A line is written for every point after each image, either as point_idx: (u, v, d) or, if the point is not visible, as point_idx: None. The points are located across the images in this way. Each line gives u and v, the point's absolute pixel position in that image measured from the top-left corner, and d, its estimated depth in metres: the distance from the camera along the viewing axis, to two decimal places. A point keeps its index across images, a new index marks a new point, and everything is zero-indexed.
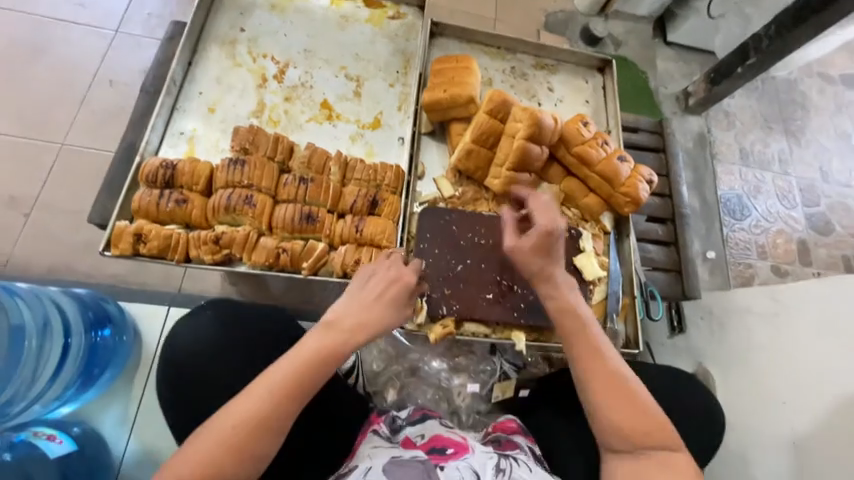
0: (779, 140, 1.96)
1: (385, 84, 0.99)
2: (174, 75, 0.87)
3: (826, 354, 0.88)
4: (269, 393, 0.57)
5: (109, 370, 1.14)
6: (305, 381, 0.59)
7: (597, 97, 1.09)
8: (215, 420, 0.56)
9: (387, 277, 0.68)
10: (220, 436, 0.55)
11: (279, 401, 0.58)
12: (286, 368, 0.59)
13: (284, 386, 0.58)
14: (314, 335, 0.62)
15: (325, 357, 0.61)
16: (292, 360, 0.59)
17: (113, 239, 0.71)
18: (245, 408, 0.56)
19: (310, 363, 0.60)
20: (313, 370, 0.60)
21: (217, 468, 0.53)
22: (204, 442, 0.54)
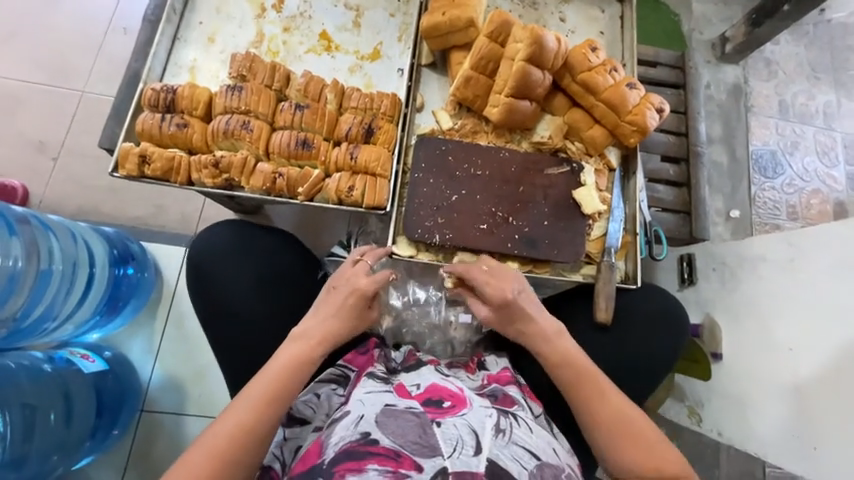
0: (827, 92, 1.77)
1: (385, 14, 0.95)
2: (174, 2, 0.87)
3: (840, 300, 0.83)
4: (247, 408, 0.62)
5: (132, 302, 1.23)
6: (285, 391, 0.65)
7: (613, 27, 1.01)
8: (208, 432, 0.60)
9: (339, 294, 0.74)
10: (211, 445, 0.59)
11: (262, 409, 0.63)
12: (266, 380, 0.64)
13: (261, 401, 0.63)
14: (287, 347, 0.69)
15: (299, 365, 0.67)
16: (265, 377, 0.65)
17: (120, 160, 0.75)
18: (228, 425, 0.61)
19: (289, 372, 0.66)
20: (284, 378, 0.65)
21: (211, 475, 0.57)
22: (198, 452, 0.59)
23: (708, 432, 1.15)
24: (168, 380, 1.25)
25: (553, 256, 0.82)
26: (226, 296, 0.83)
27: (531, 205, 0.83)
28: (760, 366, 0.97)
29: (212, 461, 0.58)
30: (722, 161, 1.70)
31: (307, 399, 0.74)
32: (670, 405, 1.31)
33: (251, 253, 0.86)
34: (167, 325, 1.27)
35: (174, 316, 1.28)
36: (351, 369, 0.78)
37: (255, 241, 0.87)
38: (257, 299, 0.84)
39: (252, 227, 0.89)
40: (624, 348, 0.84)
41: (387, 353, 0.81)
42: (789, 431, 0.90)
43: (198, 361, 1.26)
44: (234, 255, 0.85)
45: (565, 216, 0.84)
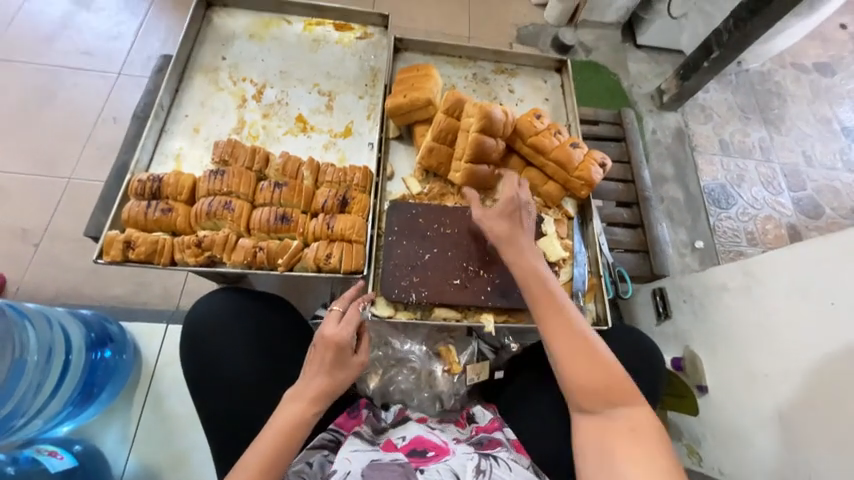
0: (758, 129, 1.99)
1: (355, 97, 1.07)
2: (162, 100, 0.97)
3: (797, 323, 0.88)
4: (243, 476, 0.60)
5: (108, 388, 1.18)
6: (282, 456, 0.63)
7: (555, 94, 1.16)
8: None
9: (322, 345, 0.71)
10: None
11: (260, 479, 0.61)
12: (261, 447, 0.63)
13: (257, 469, 0.61)
14: (281, 410, 0.68)
15: (294, 427, 0.66)
16: (263, 442, 0.63)
17: (104, 247, 0.78)
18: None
19: (283, 436, 0.64)
20: (281, 438, 0.64)
21: None
22: None
23: (709, 472, 1.12)
24: (143, 470, 1.17)
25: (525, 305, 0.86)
26: (219, 365, 0.83)
27: (499, 258, 0.89)
28: (745, 396, 0.99)
29: None
30: (678, 197, 1.84)
31: (298, 469, 0.69)
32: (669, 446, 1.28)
33: (243, 320, 0.86)
34: (144, 409, 1.22)
35: (153, 397, 1.23)
36: (343, 433, 0.76)
37: (246, 308, 0.87)
38: (249, 367, 0.83)
39: (243, 293, 0.89)
40: None
41: (377, 412, 0.81)
42: (783, 463, 0.89)
43: (177, 446, 1.19)
44: (226, 324, 0.85)
45: None
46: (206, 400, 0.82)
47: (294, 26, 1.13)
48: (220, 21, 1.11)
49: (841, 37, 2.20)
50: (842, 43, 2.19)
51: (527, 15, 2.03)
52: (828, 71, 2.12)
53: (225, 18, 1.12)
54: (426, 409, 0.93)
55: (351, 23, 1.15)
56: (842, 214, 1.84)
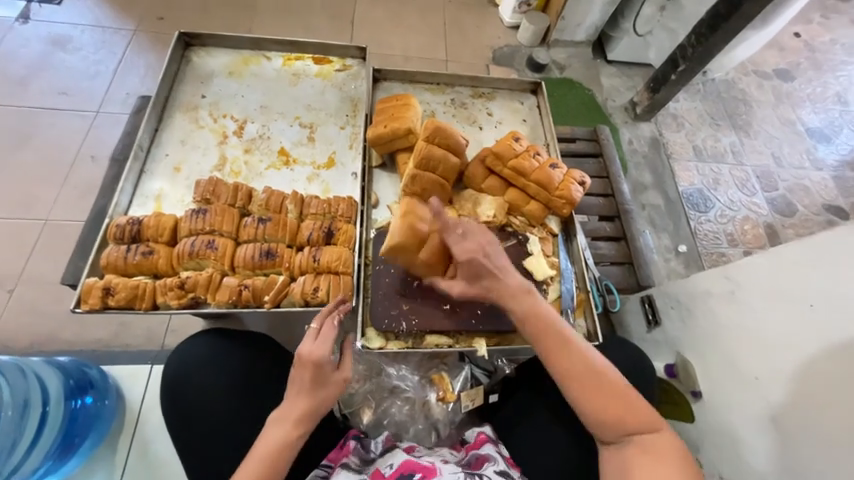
0: (728, 134, 2.08)
1: (336, 127, 1.08)
2: (141, 141, 0.96)
3: (780, 327, 0.90)
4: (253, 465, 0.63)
5: (91, 436, 1.12)
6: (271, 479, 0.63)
7: (532, 115, 1.19)
8: None
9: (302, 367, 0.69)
10: None
11: None
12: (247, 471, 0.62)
13: None
14: (267, 431, 0.67)
15: (280, 447, 0.65)
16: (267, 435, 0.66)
17: (83, 296, 0.76)
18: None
19: (270, 457, 0.64)
20: (286, 433, 0.66)
21: None
22: None
23: None
24: None
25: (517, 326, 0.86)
26: (202, 409, 0.80)
27: None
28: (738, 400, 0.99)
29: None
30: (659, 203, 1.89)
31: None
32: None
33: (227, 362, 0.84)
34: (128, 457, 1.16)
35: (138, 444, 1.17)
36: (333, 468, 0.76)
37: (229, 351, 0.85)
38: (234, 412, 0.81)
39: (226, 336, 0.86)
40: None
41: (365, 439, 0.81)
42: (779, 466, 0.88)
43: None
44: (207, 367, 0.83)
45: None
46: (189, 448, 0.79)
47: (273, 62, 1.15)
48: (198, 60, 1.12)
49: (796, 44, 2.34)
50: (798, 50, 2.32)
51: (501, 37, 2.10)
52: (788, 77, 2.24)
53: (203, 56, 1.13)
54: (424, 441, 0.90)
55: (329, 56, 1.17)
56: (814, 211, 1.91)
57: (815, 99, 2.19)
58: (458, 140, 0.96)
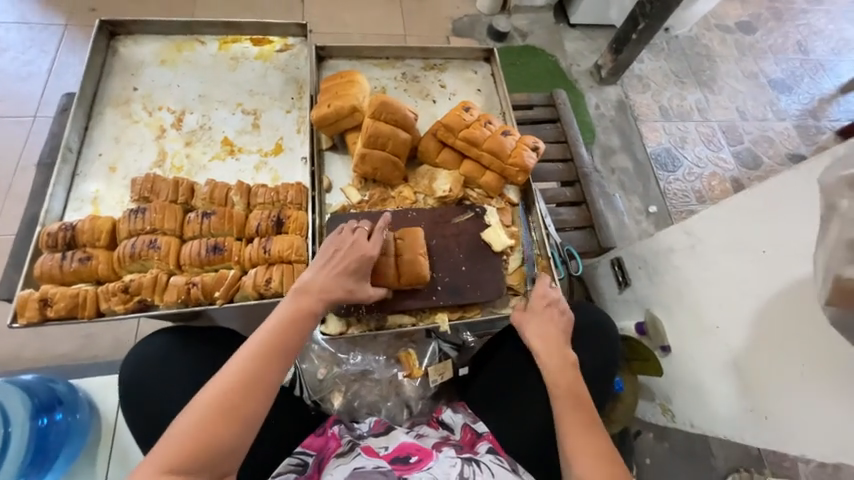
0: (693, 91, 2.08)
1: (282, 112, 1.04)
2: (69, 141, 0.90)
3: (736, 276, 0.91)
4: (249, 357, 0.60)
5: (63, 452, 1.10)
6: (289, 342, 0.64)
7: (487, 84, 1.16)
8: (204, 391, 0.58)
9: (350, 253, 0.74)
10: (211, 403, 0.57)
11: (267, 362, 0.61)
12: (266, 332, 0.63)
13: (265, 353, 0.61)
14: (289, 300, 0.68)
15: (300, 314, 0.66)
16: (266, 329, 0.64)
17: (18, 309, 0.73)
18: (223, 384, 0.58)
19: (289, 322, 0.65)
20: (285, 331, 0.64)
21: (205, 445, 0.55)
22: (195, 410, 0.56)
23: (683, 426, 1.16)
24: None
25: (478, 298, 0.86)
26: (164, 412, 0.78)
27: (446, 255, 0.89)
28: (703, 348, 1.02)
29: (209, 422, 0.55)
30: (627, 166, 1.90)
31: None
32: (645, 407, 1.32)
33: (180, 362, 0.81)
34: (108, 466, 1.14)
35: (117, 453, 1.16)
36: (309, 454, 0.75)
37: (189, 347, 0.82)
38: None
39: (185, 331, 0.84)
40: None
41: (348, 424, 0.81)
42: (743, 406, 0.93)
43: None
44: (167, 365, 0.80)
45: (480, 258, 0.90)
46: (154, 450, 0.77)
47: (208, 47, 1.08)
48: (126, 50, 1.05)
49: None
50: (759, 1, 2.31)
51: (459, 7, 2.03)
52: (749, 29, 2.24)
53: (131, 46, 1.05)
54: (397, 418, 0.91)
55: (269, 37, 1.11)
56: (778, 162, 1.95)
57: (776, 49, 2.20)
58: (406, 115, 0.92)
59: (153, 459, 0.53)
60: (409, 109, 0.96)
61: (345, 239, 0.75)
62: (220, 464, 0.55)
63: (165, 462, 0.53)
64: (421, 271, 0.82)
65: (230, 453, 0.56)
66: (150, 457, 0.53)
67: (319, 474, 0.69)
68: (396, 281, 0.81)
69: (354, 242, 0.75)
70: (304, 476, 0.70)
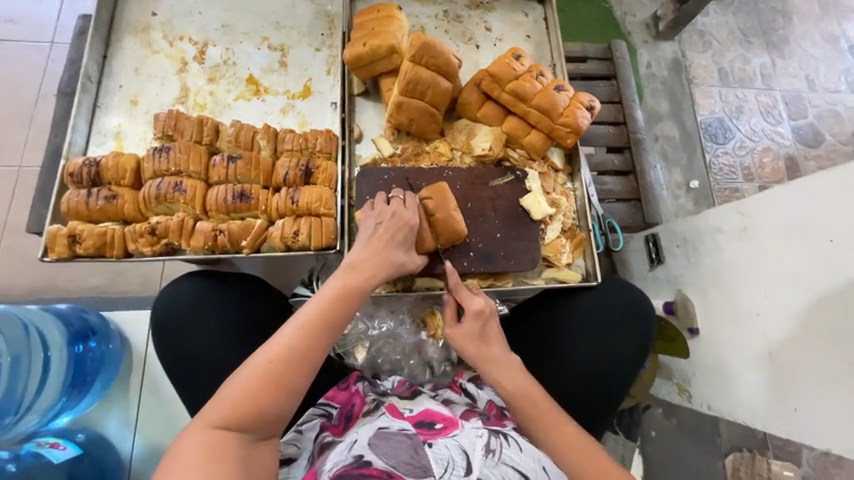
0: (759, 54, 1.84)
1: (310, 50, 0.95)
2: (88, 70, 0.85)
3: (794, 262, 0.84)
4: (296, 330, 0.60)
5: (101, 376, 1.17)
6: (335, 316, 0.62)
7: (538, 30, 1.03)
8: (252, 358, 0.59)
9: (392, 226, 0.71)
10: (258, 371, 0.57)
11: (313, 336, 0.60)
12: (314, 305, 0.62)
13: (313, 326, 0.61)
14: (337, 274, 0.66)
15: (349, 291, 0.64)
16: (313, 305, 0.62)
17: (48, 244, 0.72)
18: (272, 355, 0.58)
19: (337, 297, 0.63)
20: (331, 308, 0.62)
21: (252, 409, 0.56)
22: (243, 377, 0.57)
23: (699, 407, 1.15)
24: (151, 451, 1.19)
25: (511, 268, 0.82)
26: (196, 352, 0.79)
27: (480, 219, 0.83)
28: (734, 336, 0.98)
29: (255, 388, 0.56)
30: (673, 135, 1.74)
31: (289, 439, 0.72)
32: (660, 385, 1.31)
33: (212, 307, 0.81)
34: (141, 393, 1.21)
35: (148, 382, 1.22)
36: (333, 406, 0.76)
37: (220, 295, 0.82)
38: (228, 353, 0.79)
39: (214, 277, 0.84)
40: (588, 342, 0.86)
41: (371, 381, 0.82)
42: (771, 396, 0.90)
43: (181, 425, 1.20)
44: (198, 310, 0.81)
45: (516, 225, 0.84)
46: (185, 387, 0.79)
47: None
48: None
49: None
50: None
51: None
52: None
53: None
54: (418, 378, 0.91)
55: None
56: (843, 141, 1.76)
57: None
58: (449, 60, 0.82)
59: (206, 415, 0.55)
60: (454, 54, 0.85)
61: (382, 211, 0.73)
62: (265, 427, 0.57)
63: (214, 421, 0.54)
64: (458, 228, 0.78)
65: (275, 419, 0.58)
66: (202, 412, 0.55)
67: (344, 426, 0.71)
68: (434, 246, 0.78)
69: (394, 213, 0.72)
70: (330, 424, 0.73)
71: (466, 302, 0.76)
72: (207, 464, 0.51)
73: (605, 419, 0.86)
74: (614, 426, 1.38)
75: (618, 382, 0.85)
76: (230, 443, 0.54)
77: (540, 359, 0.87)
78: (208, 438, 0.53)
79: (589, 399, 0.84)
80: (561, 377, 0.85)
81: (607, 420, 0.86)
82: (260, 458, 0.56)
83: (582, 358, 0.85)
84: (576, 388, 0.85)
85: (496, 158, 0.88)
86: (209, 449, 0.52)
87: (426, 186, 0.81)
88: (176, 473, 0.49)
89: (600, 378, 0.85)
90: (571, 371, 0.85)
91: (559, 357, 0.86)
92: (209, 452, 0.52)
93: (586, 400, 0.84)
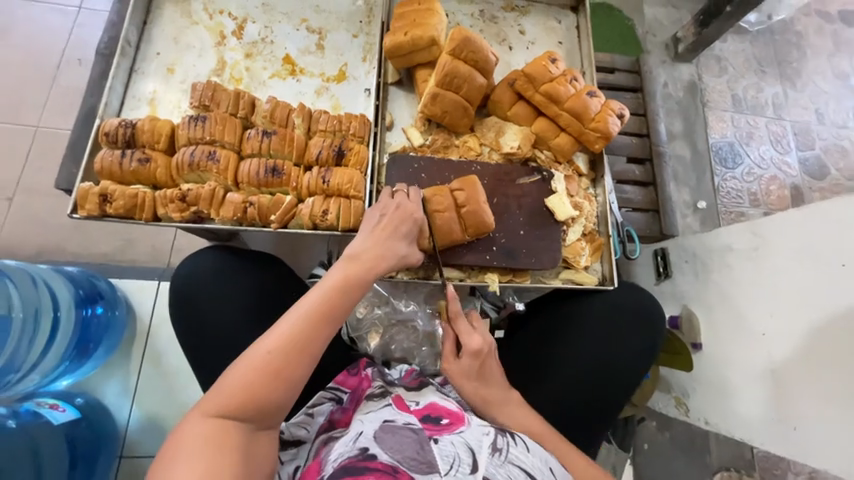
0: (773, 84, 1.88)
1: (348, 35, 0.96)
2: (129, 35, 0.85)
3: (803, 284, 0.86)
4: (297, 320, 0.59)
5: (104, 343, 1.16)
6: (338, 306, 0.61)
7: (570, 38, 1.05)
8: (251, 348, 0.57)
9: (398, 216, 0.72)
10: (259, 360, 0.56)
11: (315, 326, 0.59)
12: (316, 294, 0.61)
13: (315, 315, 0.59)
14: (341, 264, 0.65)
15: (352, 282, 0.64)
16: (313, 295, 0.61)
17: (79, 201, 0.72)
18: (271, 345, 0.57)
19: (340, 287, 0.62)
20: (333, 298, 0.61)
21: (252, 400, 0.55)
22: (243, 366, 0.56)
23: (695, 421, 1.17)
24: (146, 424, 1.18)
25: (531, 265, 0.83)
26: (213, 324, 0.79)
27: (504, 214, 0.85)
28: (737, 353, 1.00)
29: (254, 378, 0.55)
30: (685, 155, 1.77)
31: (299, 421, 0.72)
32: (658, 397, 1.33)
33: (232, 281, 0.81)
34: (142, 364, 1.21)
35: (150, 354, 1.22)
36: (343, 391, 0.78)
37: (241, 269, 0.83)
38: (245, 327, 0.79)
39: (238, 251, 0.84)
40: (600, 341, 0.87)
41: (381, 369, 0.82)
42: (771, 414, 0.92)
43: (178, 399, 1.20)
44: (218, 282, 0.81)
45: (540, 225, 0.85)
46: (199, 356, 0.79)
47: None
48: None
49: None
50: None
51: None
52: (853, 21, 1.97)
53: None
54: (428, 367, 0.91)
55: None
56: (847, 176, 1.80)
57: None
58: (488, 57, 0.84)
59: (204, 404, 0.54)
60: (491, 52, 0.87)
61: (386, 205, 0.73)
62: (266, 417, 0.56)
63: (212, 410, 0.53)
64: (484, 220, 0.79)
65: (274, 409, 0.57)
66: (201, 402, 0.54)
67: (352, 412, 0.71)
68: (460, 237, 0.80)
69: (399, 205, 0.73)
70: (338, 416, 0.71)
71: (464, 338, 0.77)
72: (209, 455, 0.50)
73: (611, 420, 0.87)
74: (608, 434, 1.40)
75: (624, 385, 0.86)
76: (229, 434, 0.53)
77: (551, 354, 0.88)
78: (207, 427, 0.52)
79: (594, 398, 0.85)
80: (569, 376, 0.86)
81: (611, 421, 0.87)
82: (260, 447, 0.56)
83: (592, 356, 0.87)
84: (585, 386, 0.86)
85: (524, 157, 0.89)
86: (208, 440, 0.51)
87: (455, 178, 0.83)
88: (177, 462, 0.48)
89: (607, 378, 0.86)
90: (580, 368, 0.86)
91: (570, 353, 0.87)
92: (208, 442, 0.51)
93: (592, 399, 0.85)
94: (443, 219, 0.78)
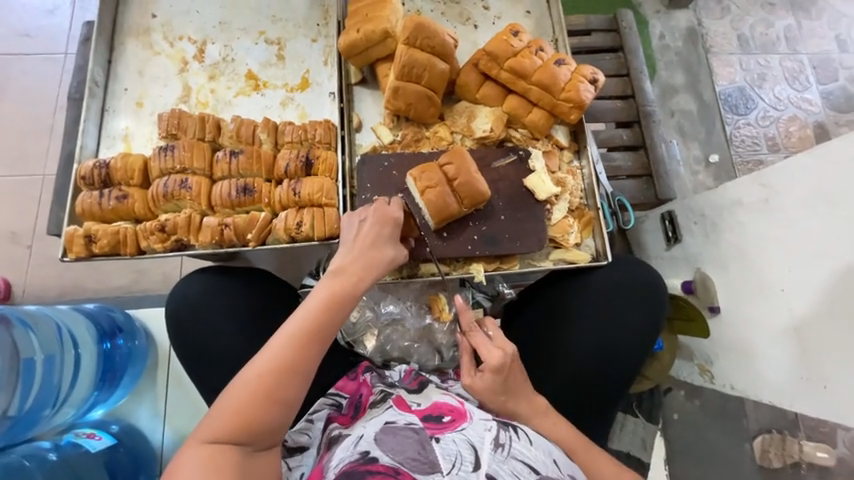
0: (783, 16, 1.72)
1: (307, 41, 0.94)
2: (95, 76, 0.87)
3: (819, 234, 0.79)
4: (285, 341, 0.59)
5: (129, 371, 1.23)
6: (326, 323, 0.62)
7: (538, 5, 0.99)
8: (242, 373, 0.58)
9: (375, 220, 0.72)
10: (250, 384, 0.57)
11: (303, 346, 0.60)
12: (303, 314, 0.61)
13: (302, 336, 0.60)
14: (326, 280, 0.65)
15: (338, 297, 0.64)
16: (299, 315, 0.62)
17: (67, 245, 0.75)
18: (262, 368, 0.58)
19: (326, 304, 0.63)
20: (321, 316, 0.62)
21: (247, 423, 0.56)
22: (237, 392, 0.57)
23: (722, 388, 1.11)
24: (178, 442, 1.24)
25: (517, 250, 0.81)
26: (209, 345, 0.82)
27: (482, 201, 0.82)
28: (755, 313, 0.94)
29: (247, 400, 0.56)
30: (690, 108, 1.66)
31: (301, 427, 0.73)
32: (680, 366, 1.28)
33: (223, 302, 0.83)
34: (167, 386, 1.26)
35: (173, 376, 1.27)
36: (343, 396, 0.78)
37: (230, 289, 0.84)
38: (240, 345, 0.81)
39: (225, 271, 0.85)
40: (601, 320, 0.84)
41: (380, 372, 0.82)
42: (799, 374, 0.85)
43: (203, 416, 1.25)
44: (209, 303, 0.83)
45: (522, 208, 0.82)
46: (200, 376, 0.82)
47: None
48: None
49: None
50: None
51: None
52: None
53: None
54: (427, 363, 0.92)
55: None
56: None
57: None
58: (444, 40, 0.81)
59: (202, 430, 0.55)
60: (450, 35, 0.84)
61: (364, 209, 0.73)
62: (263, 438, 0.57)
63: (208, 436, 0.54)
64: (479, 188, 0.77)
65: (270, 430, 0.57)
66: (197, 430, 0.55)
67: (352, 415, 0.72)
68: (458, 209, 0.78)
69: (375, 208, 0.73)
70: (337, 414, 0.74)
71: (483, 352, 0.74)
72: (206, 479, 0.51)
73: (620, 399, 0.84)
74: (633, 409, 1.35)
75: (629, 362, 0.83)
76: (227, 457, 0.54)
77: (551, 339, 0.86)
78: (203, 454, 0.53)
79: (599, 378, 0.83)
80: (572, 359, 0.83)
81: (619, 400, 0.84)
82: (261, 469, 0.57)
83: (594, 336, 0.84)
84: (589, 369, 0.83)
85: (499, 138, 0.86)
86: (205, 465, 0.52)
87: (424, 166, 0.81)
88: None
89: (611, 357, 0.83)
90: (583, 350, 0.84)
91: (571, 336, 0.84)
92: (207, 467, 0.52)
93: (598, 380, 0.83)
94: (435, 194, 0.76)
